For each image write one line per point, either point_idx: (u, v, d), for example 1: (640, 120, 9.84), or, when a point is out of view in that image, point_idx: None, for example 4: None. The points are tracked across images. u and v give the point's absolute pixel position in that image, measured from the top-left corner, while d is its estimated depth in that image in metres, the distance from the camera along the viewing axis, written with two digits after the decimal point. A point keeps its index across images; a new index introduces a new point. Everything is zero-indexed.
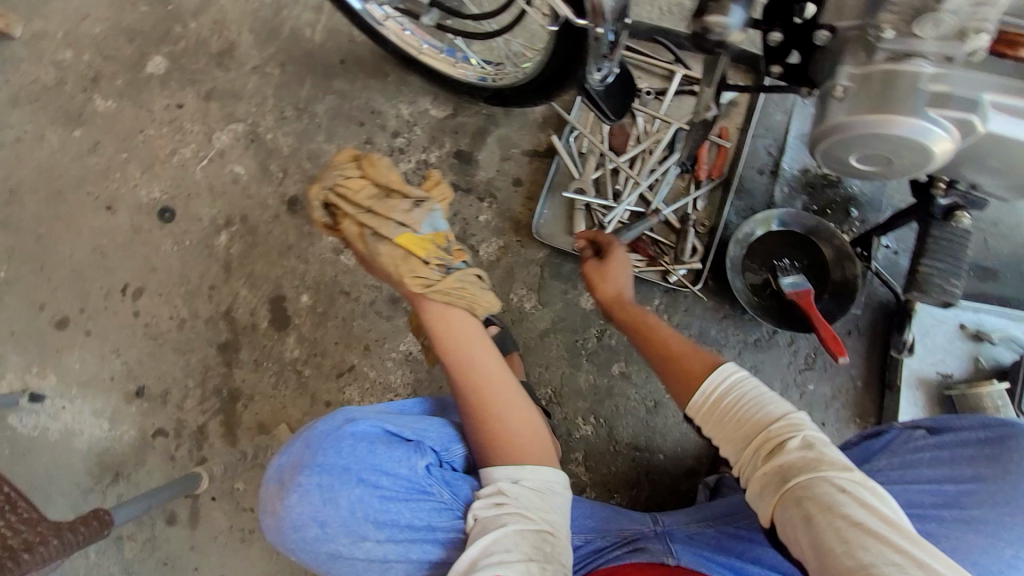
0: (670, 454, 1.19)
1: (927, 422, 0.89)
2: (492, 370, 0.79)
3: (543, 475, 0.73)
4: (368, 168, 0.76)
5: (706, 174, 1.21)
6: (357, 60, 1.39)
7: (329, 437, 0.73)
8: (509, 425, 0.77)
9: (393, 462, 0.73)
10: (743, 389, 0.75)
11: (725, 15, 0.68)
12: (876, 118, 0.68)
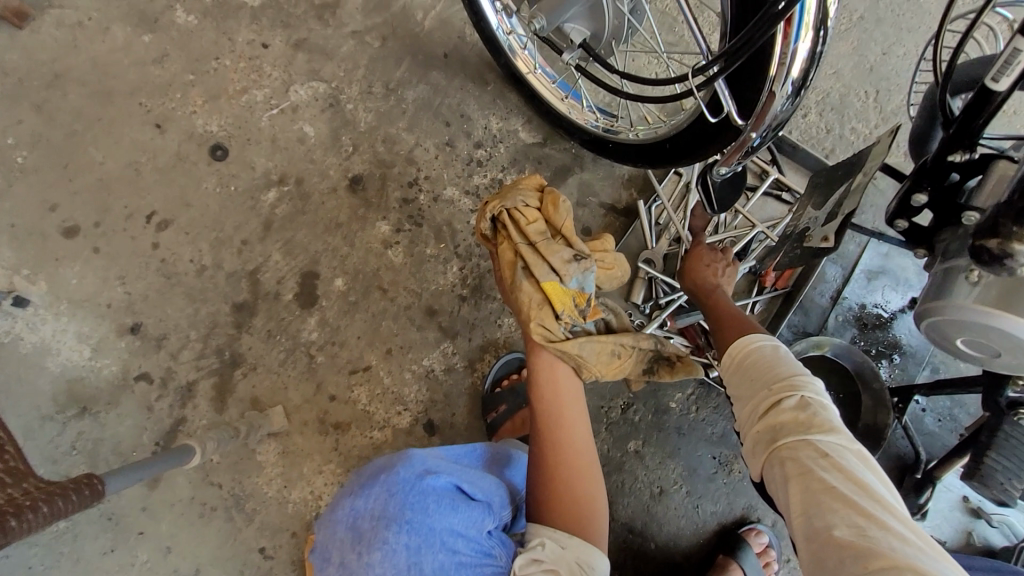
0: (661, 545, 1.13)
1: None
2: (573, 429, 0.87)
3: (588, 557, 0.76)
4: (549, 208, 0.87)
5: (771, 282, 1.19)
6: (461, 59, 1.34)
7: (413, 489, 0.67)
8: (573, 480, 0.84)
9: (471, 522, 0.69)
10: (764, 349, 0.72)
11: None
12: (1007, 314, 0.68)
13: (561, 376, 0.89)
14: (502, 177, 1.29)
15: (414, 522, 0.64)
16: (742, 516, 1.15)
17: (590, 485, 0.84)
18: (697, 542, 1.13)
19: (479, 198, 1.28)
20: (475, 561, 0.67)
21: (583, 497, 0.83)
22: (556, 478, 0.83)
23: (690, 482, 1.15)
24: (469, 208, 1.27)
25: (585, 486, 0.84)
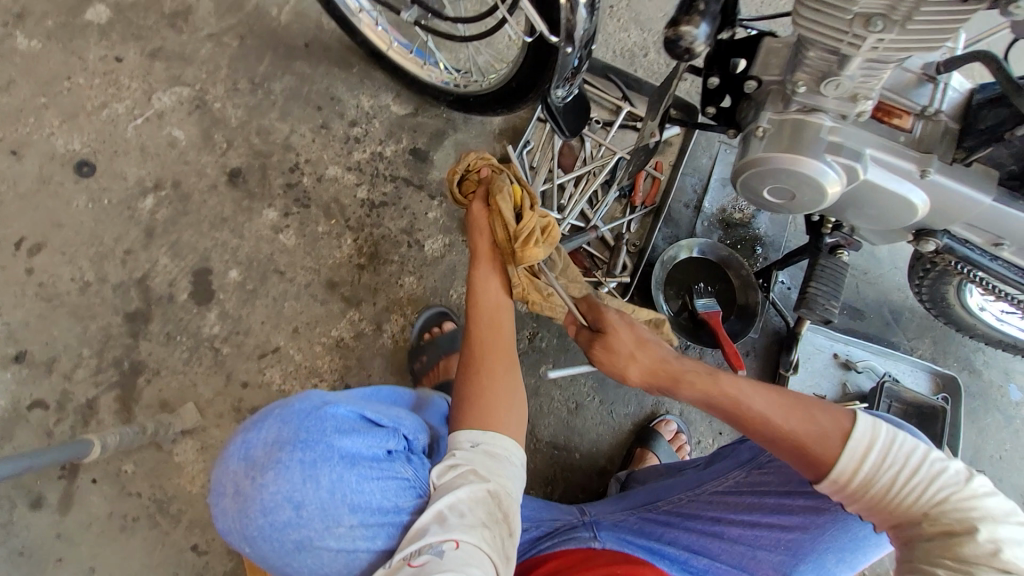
0: (585, 454, 1.22)
1: None
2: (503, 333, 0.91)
3: (498, 443, 0.80)
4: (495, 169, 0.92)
5: (641, 201, 1.34)
6: (322, 47, 1.39)
7: (309, 417, 0.71)
8: (490, 386, 0.85)
9: (373, 443, 0.74)
10: (889, 455, 0.64)
11: (693, 26, 0.73)
12: (786, 156, 0.81)
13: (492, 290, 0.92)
14: (381, 149, 1.35)
15: (311, 443, 0.69)
16: (653, 413, 1.25)
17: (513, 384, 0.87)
18: (618, 443, 1.23)
19: (362, 172, 1.33)
20: (377, 477, 0.72)
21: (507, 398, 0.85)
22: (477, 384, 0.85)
23: (602, 393, 1.25)
24: (353, 182, 1.32)
25: (505, 387, 0.86)
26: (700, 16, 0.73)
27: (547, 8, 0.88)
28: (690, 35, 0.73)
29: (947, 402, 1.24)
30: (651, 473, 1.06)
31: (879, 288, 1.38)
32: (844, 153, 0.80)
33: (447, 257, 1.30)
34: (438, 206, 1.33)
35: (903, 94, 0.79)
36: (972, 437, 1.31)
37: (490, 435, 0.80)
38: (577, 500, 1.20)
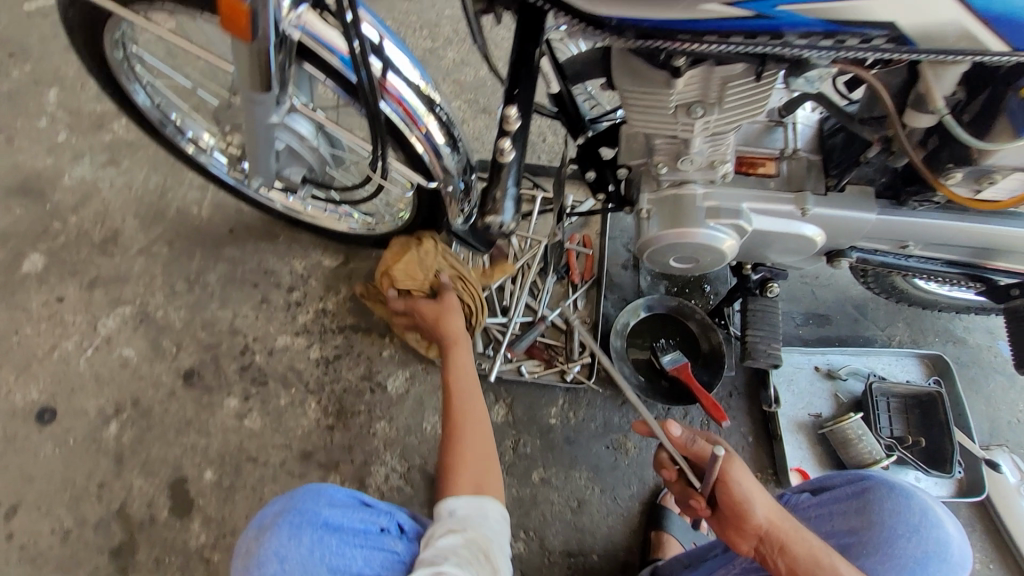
0: (602, 551, 1.18)
1: (812, 484, 0.94)
2: (473, 398, 1.00)
3: (476, 504, 0.80)
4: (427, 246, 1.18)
5: (579, 277, 1.36)
6: (246, 227, 1.46)
7: (310, 491, 0.71)
8: (472, 448, 0.92)
9: (369, 516, 0.72)
10: None
11: (497, 215, 0.84)
12: (672, 232, 0.84)
13: (461, 360, 1.07)
14: (324, 305, 1.39)
15: (306, 509, 0.67)
16: (656, 485, 1.23)
17: (486, 440, 0.95)
18: (631, 529, 1.20)
19: (310, 333, 1.36)
20: (367, 545, 0.68)
21: (482, 458, 0.91)
22: (456, 447, 0.92)
23: (599, 482, 1.23)
24: (304, 346, 1.35)
25: (478, 447, 0.93)
26: (504, 202, 0.83)
27: (409, 158, 0.92)
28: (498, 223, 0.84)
29: (941, 385, 1.25)
30: (674, 561, 1.02)
31: (833, 288, 1.40)
32: (722, 215, 0.83)
33: (410, 391, 1.31)
34: (390, 343, 1.35)
35: (758, 143, 0.83)
36: (976, 407, 1.29)
37: (465, 498, 0.81)
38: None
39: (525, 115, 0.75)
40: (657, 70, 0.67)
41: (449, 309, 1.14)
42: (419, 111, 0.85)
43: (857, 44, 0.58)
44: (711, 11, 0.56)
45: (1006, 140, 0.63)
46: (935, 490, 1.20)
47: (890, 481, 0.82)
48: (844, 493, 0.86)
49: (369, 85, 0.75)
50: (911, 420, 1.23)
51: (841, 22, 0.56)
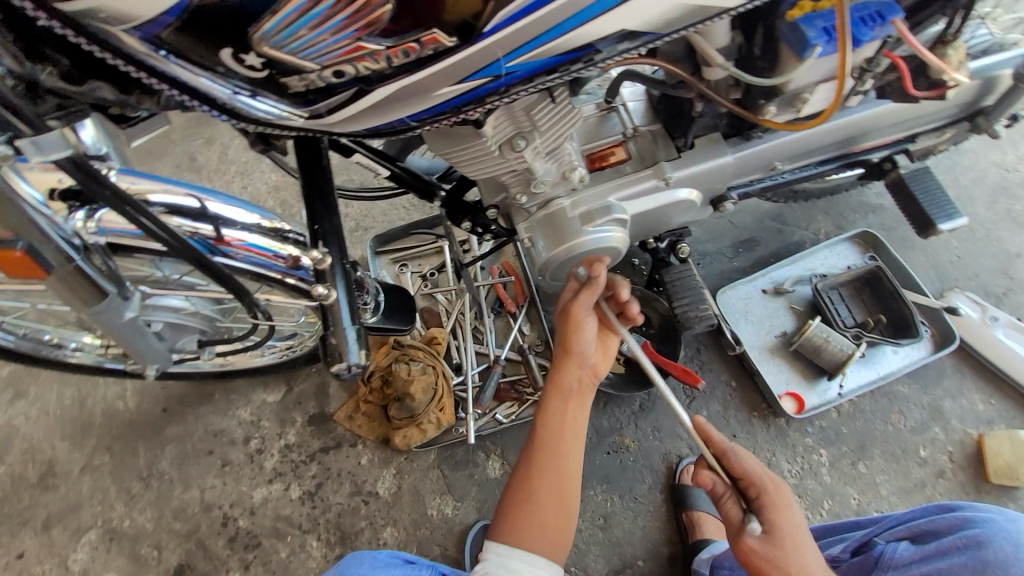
0: (647, 555, 1.15)
1: (907, 532, 0.83)
2: (569, 460, 0.81)
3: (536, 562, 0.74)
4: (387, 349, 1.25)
5: (514, 304, 1.35)
6: (179, 399, 1.40)
7: (355, 558, 0.85)
8: (543, 495, 0.78)
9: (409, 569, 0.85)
10: None
11: (344, 359, 0.69)
12: (558, 250, 0.82)
13: (559, 409, 0.84)
14: (286, 440, 1.34)
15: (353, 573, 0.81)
16: (670, 468, 1.21)
17: (562, 502, 0.79)
18: (664, 521, 1.17)
19: (284, 474, 1.30)
20: None
21: (545, 516, 0.77)
22: (526, 481, 0.80)
23: (616, 490, 1.20)
24: (283, 490, 1.29)
25: (548, 497, 0.79)
26: (352, 342, 0.69)
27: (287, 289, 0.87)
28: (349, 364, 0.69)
29: (876, 259, 1.28)
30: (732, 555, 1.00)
31: (747, 211, 1.42)
32: (597, 216, 0.81)
33: (403, 486, 1.26)
34: (364, 448, 1.31)
35: (601, 134, 0.83)
36: (918, 260, 1.32)
37: (519, 551, 0.75)
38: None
39: (338, 249, 0.69)
40: (460, 126, 0.66)
41: (580, 358, 0.86)
42: (275, 247, 0.82)
43: (605, 54, 0.55)
44: (447, 93, 0.54)
45: (792, 65, 0.58)
46: (915, 355, 1.21)
47: (1009, 533, 0.73)
48: (953, 546, 0.75)
49: (176, 238, 0.71)
50: (866, 302, 1.25)
51: (573, 49, 0.53)
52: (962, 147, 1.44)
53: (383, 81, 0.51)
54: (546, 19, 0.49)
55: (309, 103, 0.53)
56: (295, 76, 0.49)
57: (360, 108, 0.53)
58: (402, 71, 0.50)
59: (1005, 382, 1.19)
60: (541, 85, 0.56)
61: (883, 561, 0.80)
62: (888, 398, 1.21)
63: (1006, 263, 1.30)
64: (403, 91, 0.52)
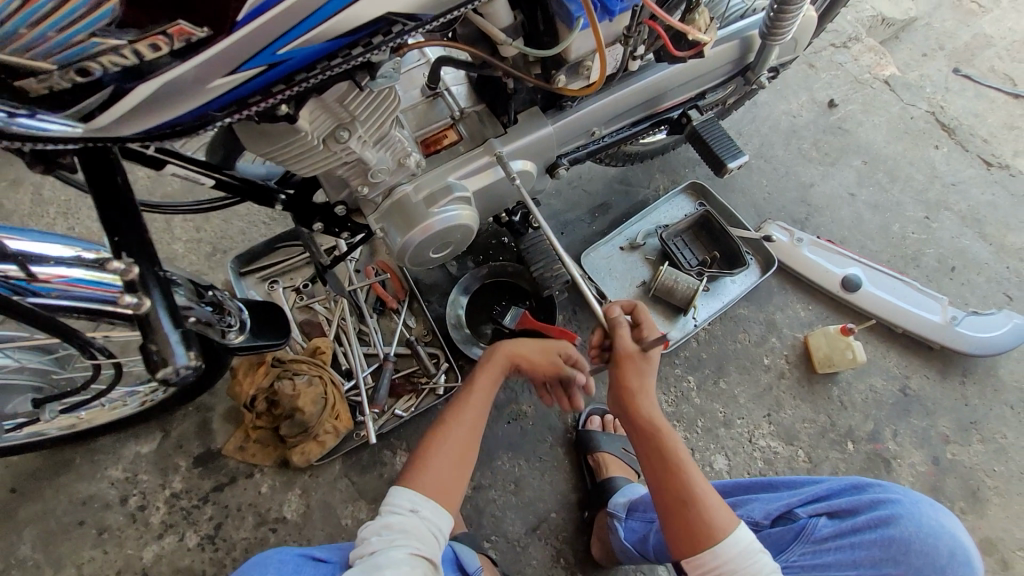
0: (558, 505, 1.24)
1: (824, 504, 0.87)
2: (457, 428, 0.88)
3: (431, 518, 0.80)
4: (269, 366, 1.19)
5: (394, 300, 1.35)
6: (28, 475, 1.23)
7: (257, 562, 0.72)
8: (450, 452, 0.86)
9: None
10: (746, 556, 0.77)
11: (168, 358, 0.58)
12: (410, 234, 0.86)
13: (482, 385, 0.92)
14: (171, 488, 1.24)
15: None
16: (566, 423, 1.31)
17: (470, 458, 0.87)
18: (568, 471, 1.27)
19: (176, 525, 1.21)
20: None
21: (456, 474, 0.85)
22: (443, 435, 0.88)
23: (521, 454, 1.27)
24: (179, 540, 1.20)
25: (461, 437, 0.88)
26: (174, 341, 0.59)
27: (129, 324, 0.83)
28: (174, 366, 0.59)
29: (705, 205, 1.46)
30: (646, 499, 1.09)
31: (597, 179, 1.55)
32: (439, 197, 0.85)
33: (312, 503, 1.23)
34: (263, 475, 1.25)
35: (431, 119, 0.88)
36: (739, 201, 1.55)
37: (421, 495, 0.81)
38: (586, 546, 1.22)
39: (143, 257, 0.64)
40: (276, 124, 0.66)
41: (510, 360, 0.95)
42: (102, 278, 0.75)
43: (378, 40, 0.58)
44: (203, 95, 0.55)
45: (567, 35, 0.67)
46: (748, 280, 1.41)
47: (919, 515, 0.79)
48: (865, 525, 0.81)
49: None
50: (703, 242, 1.44)
51: (351, 29, 0.56)
52: (759, 100, 1.69)
53: (143, 74, 0.51)
54: (285, 15, 0.52)
55: (65, 106, 0.53)
56: (30, 77, 0.49)
57: (122, 109, 0.53)
58: (161, 65, 0.51)
59: (816, 290, 1.44)
60: (327, 70, 0.58)
61: (804, 534, 0.86)
62: (733, 321, 1.41)
63: (803, 192, 1.56)
64: (158, 98, 0.54)
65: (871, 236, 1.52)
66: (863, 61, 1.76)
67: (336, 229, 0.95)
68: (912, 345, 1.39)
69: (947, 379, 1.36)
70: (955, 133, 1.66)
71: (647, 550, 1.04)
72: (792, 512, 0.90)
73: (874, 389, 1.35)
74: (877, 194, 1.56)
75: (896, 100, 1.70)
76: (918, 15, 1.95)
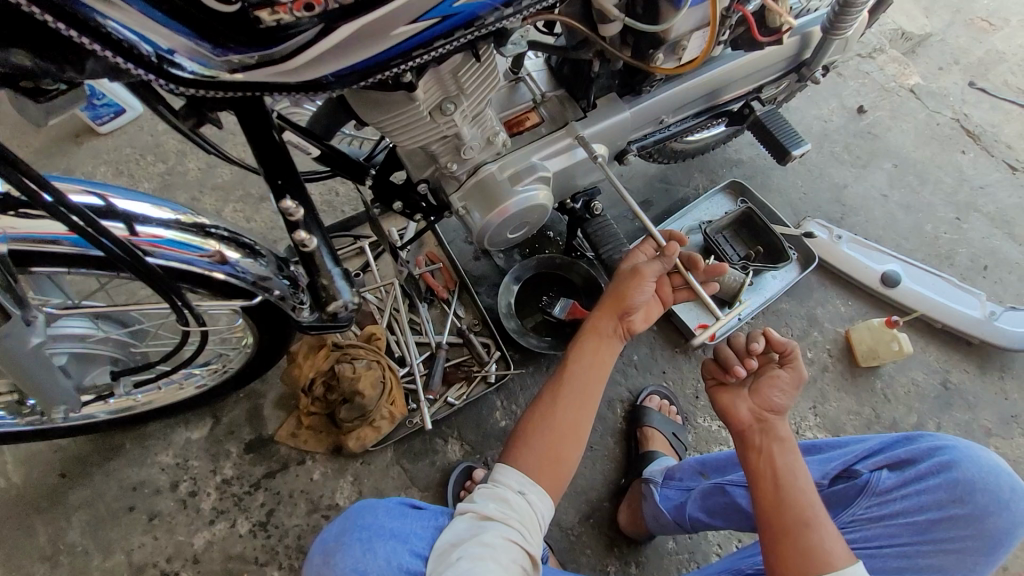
0: (611, 494, 1.23)
1: (883, 457, 0.85)
2: (567, 403, 0.88)
3: (532, 505, 0.80)
4: (326, 350, 1.20)
5: (445, 290, 1.36)
6: (78, 459, 1.22)
7: (365, 507, 0.79)
8: (557, 428, 0.86)
9: (424, 518, 0.79)
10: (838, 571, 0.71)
11: (338, 298, 0.78)
12: (491, 213, 0.88)
13: (595, 354, 0.93)
14: (222, 474, 1.23)
15: (367, 524, 0.75)
16: (616, 413, 1.31)
17: (575, 441, 0.86)
18: (620, 460, 1.26)
19: (226, 511, 1.20)
20: (402, 531, 0.75)
21: (557, 455, 0.85)
22: (549, 414, 0.87)
23: None
24: (230, 527, 1.19)
25: (568, 420, 0.87)
26: (339, 282, 0.78)
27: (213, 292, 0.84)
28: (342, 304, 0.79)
29: (746, 201, 1.49)
30: (684, 469, 1.10)
31: (637, 178, 1.59)
32: (523, 176, 0.88)
33: (364, 491, 1.22)
34: (315, 462, 1.24)
35: (513, 102, 0.91)
36: (776, 200, 1.59)
37: (525, 480, 0.82)
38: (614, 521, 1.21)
39: (304, 204, 0.72)
40: (393, 93, 0.69)
41: (625, 308, 0.95)
42: (194, 242, 0.78)
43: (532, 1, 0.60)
44: (364, 52, 0.57)
45: (671, 16, 0.71)
46: (789, 276, 1.43)
47: (977, 457, 0.79)
48: (928, 472, 0.80)
49: (122, 247, 0.67)
50: (744, 238, 1.47)
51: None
52: (790, 106, 1.74)
53: (349, 16, 0.52)
54: None
55: (265, 46, 0.52)
56: (266, 9, 0.49)
57: (317, 53, 0.54)
58: (368, 7, 0.52)
59: (855, 286, 1.47)
60: (473, 33, 0.60)
61: (869, 489, 0.83)
62: (774, 315, 1.44)
63: (838, 193, 1.60)
64: (328, 53, 0.55)
65: (904, 235, 1.56)
66: (888, 71, 1.83)
67: (411, 207, 0.96)
68: (950, 340, 1.42)
69: (986, 373, 1.39)
70: (980, 139, 1.72)
71: (683, 518, 1.05)
72: (851, 468, 0.87)
73: (916, 382, 1.37)
74: (908, 195, 1.61)
75: (921, 108, 1.76)
76: (933, 31, 1.92)
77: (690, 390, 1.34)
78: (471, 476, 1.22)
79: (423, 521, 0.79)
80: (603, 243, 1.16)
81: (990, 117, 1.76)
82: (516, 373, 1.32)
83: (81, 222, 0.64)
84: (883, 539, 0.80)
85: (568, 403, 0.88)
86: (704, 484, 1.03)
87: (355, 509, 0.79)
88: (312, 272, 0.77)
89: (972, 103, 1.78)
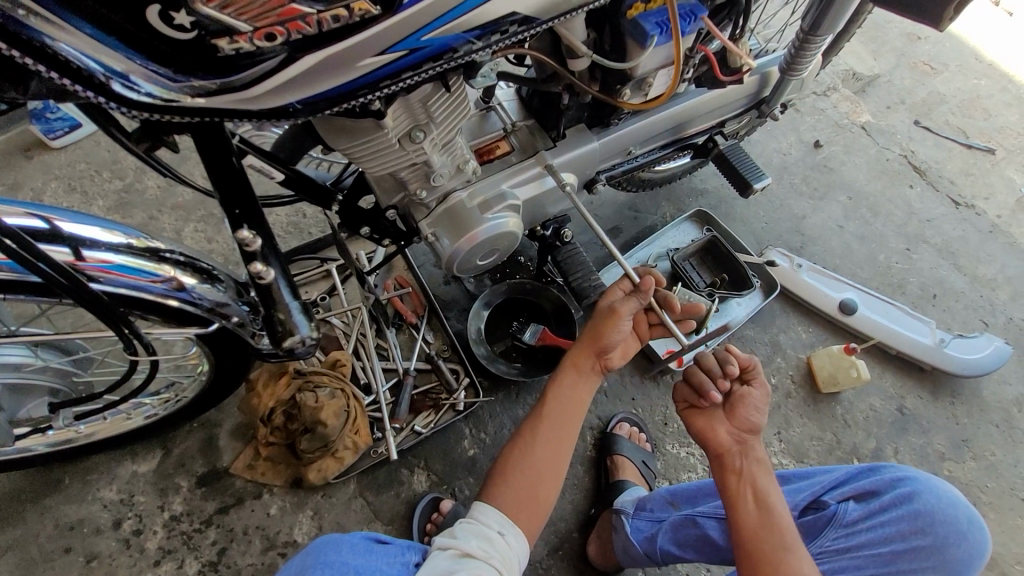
0: (580, 525, 1.21)
1: (851, 489, 0.87)
2: (545, 436, 0.87)
3: (512, 547, 0.77)
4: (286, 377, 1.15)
5: (413, 315, 1.33)
6: (11, 495, 1.13)
7: (328, 543, 0.74)
8: (536, 466, 0.85)
9: (391, 554, 0.76)
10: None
11: (295, 333, 0.73)
12: (461, 240, 0.87)
13: (572, 390, 0.91)
14: (170, 510, 1.15)
15: (332, 561, 0.70)
16: (586, 440, 1.30)
17: (553, 480, 0.85)
18: (590, 489, 1.25)
19: (174, 551, 1.12)
20: (368, 570, 0.71)
21: (535, 494, 0.83)
22: (527, 451, 0.86)
23: None
24: (177, 568, 1.11)
25: (545, 459, 0.86)
26: (297, 314, 0.73)
27: (166, 321, 0.80)
28: (304, 338, 0.74)
29: (711, 230, 1.52)
30: (655, 499, 1.10)
31: (608, 207, 1.62)
32: (493, 204, 0.88)
33: (324, 526, 1.17)
34: (273, 496, 1.18)
35: (484, 131, 0.92)
36: (739, 229, 1.64)
37: (508, 520, 0.80)
38: (584, 553, 1.18)
39: (262, 230, 0.70)
40: (361, 121, 0.68)
41: (602, 347, 0.94)
42: (146, 267, 0.75)
43: (501, 36, 0.61)
44: (330, 83, 0.56)
45: (638, 54, 0.73)
46: (753, 303, 1.46)
47: (936, 487, 0.82)
48: (891, 503, 0.82)
49: (61, 270, 0.63)
50: (710, 265, 1.50)
51: (471, 28, 0.58)
52: (752, 139, 1.82)
53: (315, 46, 0.52)
54: (415, 17, 0.54)
55: (226, 74, 0.51)
56: (224, 37, 0.48)
57: (282, 79, 0.53)
58: (335, 36, 0.52)
59: (815, 313, 1.52)
60: (443, 65, 0.60)
61: (836, 519, 0.84)
62: (739, 342, 1.47)
63: (797, 223, 1.67)
64: (292, 82, 0.54)
65: (860, 265, 1.62)
66: (842, 108, 1.93)
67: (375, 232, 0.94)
68: (904, 366, 1.48)
69: (938, 399, 1.44)
70: (927, 174, 1.82)
71: (654, 551, 1.04)
72: (820, 500, 0.89)
73: (874, 408, 1.42)
74: (863, 227, 1.69)
75: (873, 144, 1.86)
76: (880, 73, 2.04)
77: (659, 416, 1.34)
78: (438, 509, 1.18)
79: (390, 561, 0.74)
80: (574, 269, 1.18)
81: (934, 154, 1.87)
82: (486, 400, 1.30)
83: (16, 246, 0.60)
84: (849, 570, 0.80)
85: (550, 443, 0.87)
86: (672, 515, 1.04)
87: (320, 542, 0.75)
88: (269, 306, 0.72)
89: (917, 141, 1.89)
